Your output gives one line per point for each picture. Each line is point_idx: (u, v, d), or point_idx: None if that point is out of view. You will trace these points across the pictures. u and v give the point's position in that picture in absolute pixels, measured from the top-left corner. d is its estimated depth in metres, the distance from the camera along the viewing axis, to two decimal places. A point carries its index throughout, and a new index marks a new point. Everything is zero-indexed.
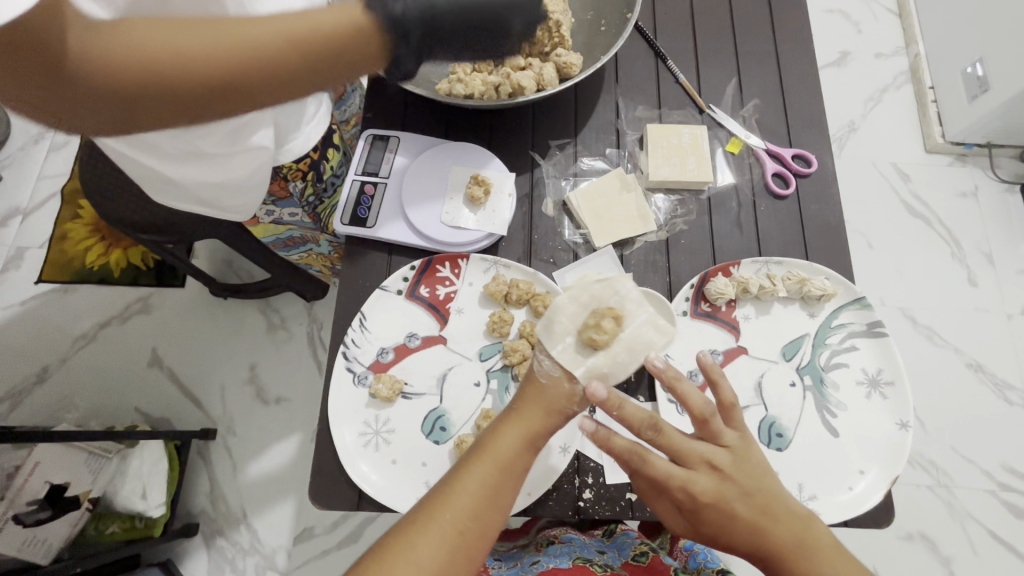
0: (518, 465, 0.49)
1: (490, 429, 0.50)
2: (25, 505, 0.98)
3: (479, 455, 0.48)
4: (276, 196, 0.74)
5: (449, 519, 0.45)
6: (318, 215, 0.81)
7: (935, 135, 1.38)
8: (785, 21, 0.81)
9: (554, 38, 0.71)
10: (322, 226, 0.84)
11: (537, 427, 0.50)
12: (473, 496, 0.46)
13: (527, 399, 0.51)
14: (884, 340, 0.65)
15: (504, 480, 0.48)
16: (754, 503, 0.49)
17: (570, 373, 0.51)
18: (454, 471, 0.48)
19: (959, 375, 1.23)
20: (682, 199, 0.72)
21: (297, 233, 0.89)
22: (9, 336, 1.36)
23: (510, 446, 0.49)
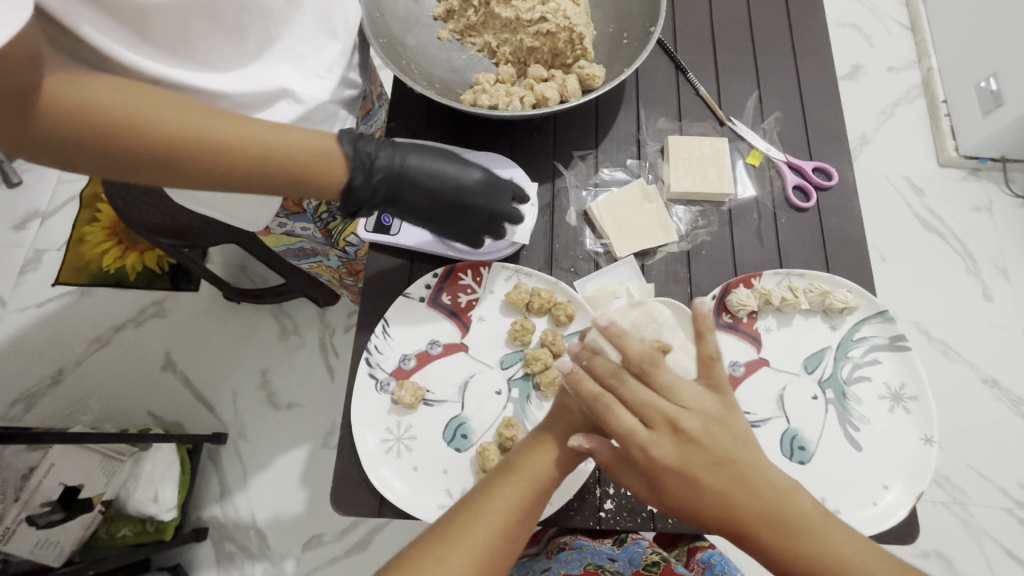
0: (548, 487, 0.49)
1: (522, 450, 0.51)
2: (40, 505, 0.99)
3: (510, 473, 0.49)
4: (287, 211, 0.74)
5: (479, 536, 0.45)
6: (330, 232, 0.78)
7: (949, 149, 1.38)
8: (803, 35, 0.82)
9: (576, 50, 0.72)
10: (333, 243, 0.81)
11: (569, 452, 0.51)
12: (504, 515, 0.46)
13: (560, 423, 0.52)
14: (908, 354, 0.65)
15: (533, 502, 0.48)
16: (714, 464, 0.46)
17: None
18: (485, 489, 0.48)
19: (975, 390, 1.22)
20: (703, 210, 0.73)
21: (308, 246, 0.86)
22: (25, 338, 1.37)
23: (543, 468, 0.49)
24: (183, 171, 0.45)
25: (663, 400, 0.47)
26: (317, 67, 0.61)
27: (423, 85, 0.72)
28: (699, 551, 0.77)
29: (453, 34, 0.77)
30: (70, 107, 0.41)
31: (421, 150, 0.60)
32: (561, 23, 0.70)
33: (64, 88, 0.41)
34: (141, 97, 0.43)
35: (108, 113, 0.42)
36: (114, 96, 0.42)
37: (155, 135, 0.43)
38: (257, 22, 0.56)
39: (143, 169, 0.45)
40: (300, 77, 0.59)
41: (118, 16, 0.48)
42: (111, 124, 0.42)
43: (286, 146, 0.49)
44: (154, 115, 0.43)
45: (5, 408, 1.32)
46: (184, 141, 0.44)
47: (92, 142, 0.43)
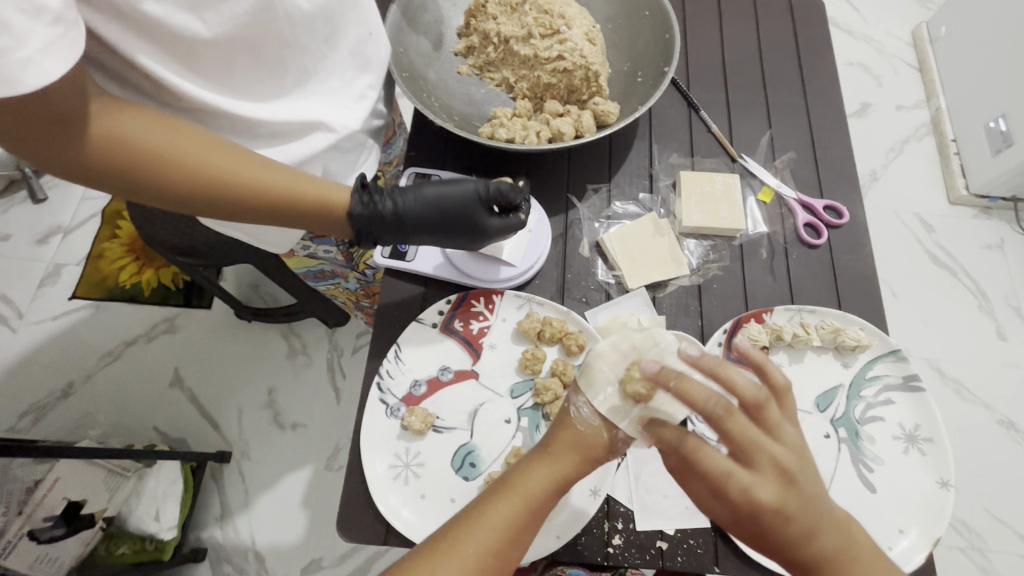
0: (543, 508, 0.49)
1: (520, 466, 0.50)
2: (42, 520, 0.99)
3: (507, 490, 0.48)
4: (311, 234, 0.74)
5: (471, 552, 0.44)
6: (351, 255, 0.79)
7: (959, 188, 1.39)
8: (813, 76, 0.84)
9: (592, 87, 0.74)
10: (353, 265, 0.82)
11: (567, 473, 0.50)
12: (496, 534, 0.46)
13: (561, 445, 0.51)
14: (922, 395, 0.64)
15: (528, 522, 0.47)
16: (811, 504, 0.44)
17: (609, 424, 0.51)
18: (482, 500, 0.48)
19: (990, 432, 1.20)
20: (715, 244, 0.73)
21: (327, 269, 0.86)
22: (39, 350, 1.39)
23: (539, 486, 0.48)
24: (220, 200, 0.49)
25: (766, 441, 0.45)
26: (345, 97, 0.63)
27: (442, 116, 0.74)
28: None
29: (473, 69, 0.80)
30: (112, 137, 0.43)
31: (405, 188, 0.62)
32: (578, 62, 0.73)
33: (109, 118, 0.43)
34: (175, 132, 0.46)
35: (145, 144, 0.44)
36: (149, 130, 0.45)
37: (188, 166, 0.46)
38: (294, 56, 0.58)
39: (170, 195, 0.47)
40: (332, 108, 0.62)
41: (167, 49, 0.50)
42: (157, 155, 0.45)
43: (304, 186, 0.53)
44: (187, 149, 0.46)
45: (13, 419, 1.33)
46: (217, 172, 0.47)
47: (123, 169, 0.44)
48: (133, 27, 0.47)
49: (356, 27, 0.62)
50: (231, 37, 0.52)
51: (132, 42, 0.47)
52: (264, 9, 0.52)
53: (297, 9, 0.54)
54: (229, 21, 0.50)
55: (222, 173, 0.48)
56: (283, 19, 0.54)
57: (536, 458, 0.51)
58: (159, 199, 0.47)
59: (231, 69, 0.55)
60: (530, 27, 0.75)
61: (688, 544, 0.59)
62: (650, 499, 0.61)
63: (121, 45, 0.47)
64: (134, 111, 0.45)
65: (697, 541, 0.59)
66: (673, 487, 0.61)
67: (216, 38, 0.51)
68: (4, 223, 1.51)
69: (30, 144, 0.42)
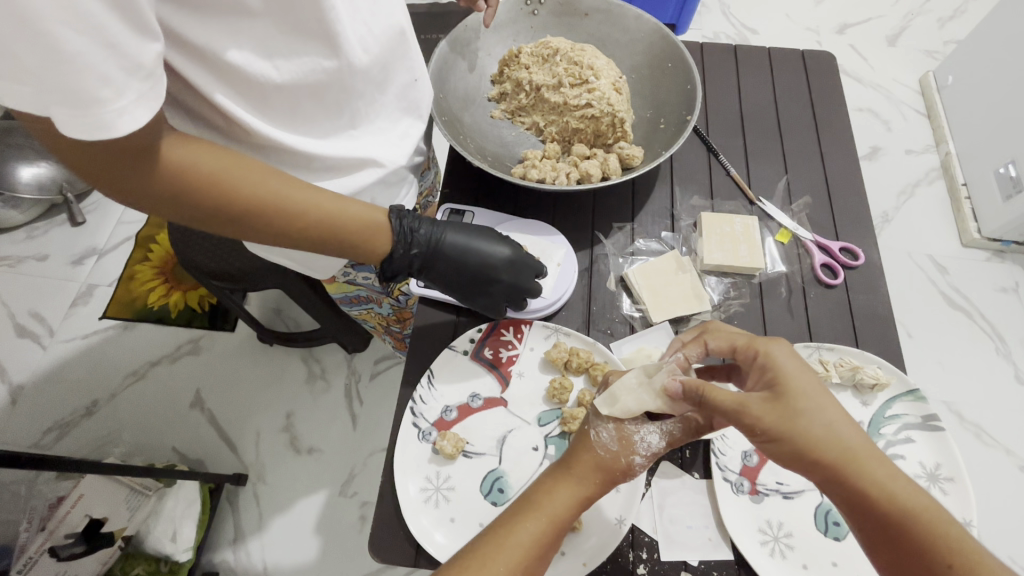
0: (567, 524, 0.51)
1: (542, 486, 0.53)
2: (63, 537, 0.99)
3: (532, 510, 0.50)
4: (353, 261, 0.78)
5: (504, 568, 0.47)
6: (387, 281, 0.83)
7: (971, 231, 1.41)
8: (827, 125, 0.89)
9: (617, 133, 0.80)
10: (389, 291, 0.86)
11: (589, 494, 0.52)
12: (525, 551, 0.48)
13: (579, 466, 0.53)
14: (942, 434, 0.65)
15: (553, 538, 0.50)
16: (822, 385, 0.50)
17: (626, 449, 0.54)
18: (509, 521, 0.50)
19: (1013, 478, 1.19)
20: (735, 282, 0.77)
21: (362, 294, 0.90)
22: (68, 368, 1.43)
23: (563, 505, 0.51)
24: (274, 230, 0.51)
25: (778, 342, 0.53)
26: (391, 136, 0.65)
27: (477, 156, 0.79)
28: None
29: (505, 113, 0.86)
30: (179, 167, 0.45)
31: (454, 229, 0.67)
32: (605, 109, 0.78)
33: (170, 147, 0.45)
34: (234, 164, 0.48)
35: (208, 176, 0.46)
36: (212, 161, 0.47)
37: (241, 197, 0.48)
38: (351, 102, 0.59)
39: (222, 223, 0.49)
40: (381, 146, 0.64)
41: (241, 90, 0.53)
42: (218, 186, 0.47)
43: (345, 219, 0.55)
44: (243, 180, 0.48)
45: (37, 436, 1.36)
46: (273, 205, 0.50)
47: (185, 198, 0.46)
48: (212, 70, 0.51)
49: (403, 74, 0.63)
50: (300, 84, 0.55)
51: (210, 83, 0.51)
52: (330, 59, 0.55)
53: (358, 59, 0.56)
54: (298, 69, 0.54)
55: (272, 205, 0.50)
56: (343, 69, 0.56)
57: (559, 477, 0.53)
58: (211, 224, 0.49)
59: (296, 110, 0.57)
60: (560, 76, 0.81)
61: None
62: (673, 530, 0.62)
63: (202, 85, 0.51)
64: (200, 144, 0.47)
65: (720, 573, 0.60)
66: (696, 519, 0.63)
67: (284, 83, 0.54)
68: (43, 244, 1.58)
69: (101, 168, 0.44)
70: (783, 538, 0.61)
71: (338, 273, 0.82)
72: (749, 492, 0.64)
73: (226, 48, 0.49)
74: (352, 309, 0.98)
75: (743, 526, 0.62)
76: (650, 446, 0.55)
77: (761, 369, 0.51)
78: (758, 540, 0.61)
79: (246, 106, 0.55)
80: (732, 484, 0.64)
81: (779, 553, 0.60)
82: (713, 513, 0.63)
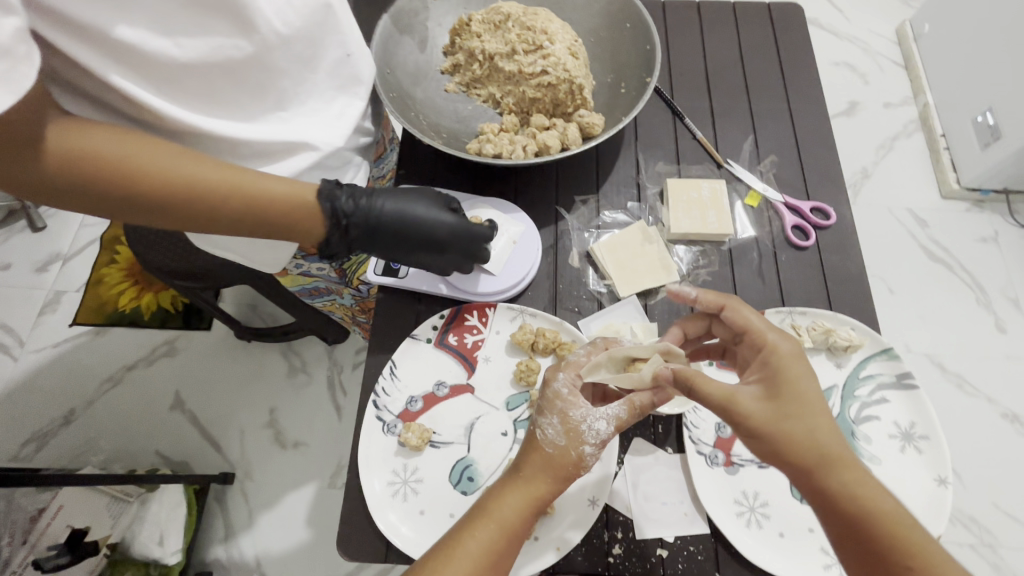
0: (520, 529, 0.49)
1: (493, 491, 0.51)
2: (46, 549, 0.98)
3: (481, 517, 0.49)
4: (303, 251, 0.74)
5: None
6: (345, 270, 0.80)
7: (950, 181, 1.40)
8: (795, 80, 0.85)
9: (576, 100, 0.76)
10: (347, 281, 0.82)
11: (541, 493, 0.50)
12: (478, 559, 0.47)
13: (532, 467, 0.51)
14: (916, 392, 0.64)
15: (504, 546, 0.48)
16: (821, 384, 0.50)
17: (575, 443, 0.52)
18: (460, 527, 0.49)
19: (995, 425, 1.20)
20: (704, 250, 0.74)
21: (322, 285, 0.86)
22: (38, 378, 1.36)
23: (512, 510, 0.49)
24: (188, 215, 0.47)
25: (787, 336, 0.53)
26: (327, 117, 0.61)
27: (430, 134, 0.75)
28: None
29: (460, 86, 0.81)
30: (72, 155, 0.42)
31: (387, 197, 0.61)
32: (562, 75, 0.74)
33: (57, 136, 0.42)
34: (138, 144, 0.45)
35: (104, 159, 0.43)
36: (112, 143, 0.44)
37: (139, 177, 0.44)
38: (274, 81, 0.56)
39: (127, 209, 0.45)
40: (318, 126, 0.60)
41: (142, 71, 0.49)
42: (118, 172, 0.43)
43: (263, 198, 0.49)
44: (146, 163, 0.44)
45: (15, 448, 1.30)
46: (181, 189, 0.45)
47: (77, 184, 0.43)
48: (106, 50, 0.47)
49: (335, 49, 0.60)
50: (208, 63, 0.51)
51: (104, 64, 0.47)
52: (241, 37, 0.51)
53: (273, 31, 0.53)
54: (203, 46, 0.50)
55: (172, 184, 0.45)
56: (258, 43, 0.52)
57: (511, 479, 0.51)
58: (120, 214, 0.46)
59: (212, 91, 0.53)
60: (513, 43, 0.76)
61: (688, 551, 0.59)
62: (648, 507, 0.61)
63: (93, 66, 0.46)
64: (95, 129, 0.44)
65: (696, 547, 0.60)
66: (671, 494, 0.62)
67: (190, 60, 0.50)
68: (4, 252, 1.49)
69: None
70: (759, 508, 0.61)
71: (291, 265, 0.79)
72: (724, 464, 0.62)
73: (115, 24, 0.46)
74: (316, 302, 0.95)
75: (717, 499, 0.61)
76: (598, 433, 0.53)
77: (764, 362, 0.52)
78: (733, 512, 0.60)
79: (155, 91, 0.51)
80: (706, 457, 0.62)
81: (755, 524, 0.60)
82: (688, 487, 0.62)
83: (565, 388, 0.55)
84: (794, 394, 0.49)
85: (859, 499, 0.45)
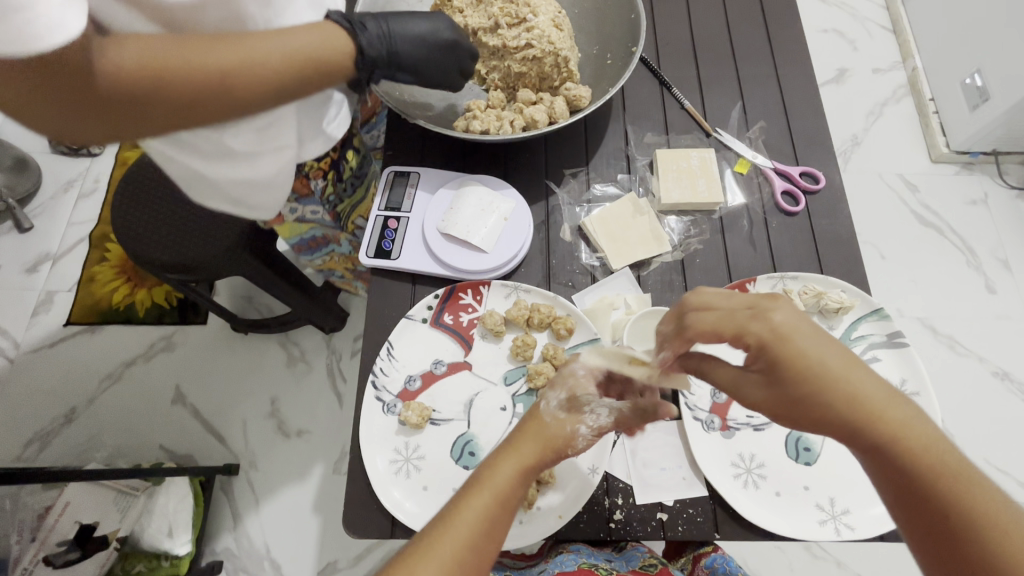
0: (514, 498, 0.47)
1: (487, 460, 0.48)
2: (55, 545, 0.95)
3: (476, 484, 0.46)
4: (298, 195, 0.74)
5: (450, 551, 0.42)
6: (338, 213, 0.82)
7: (940, 145, 1.40)
8: (782, 45, 0.85)
9: (563, 73, 0.75)
10: (342, 224, 0.85)
11: (530, 461, 0.48)
12: (471, 531, 0.44)
13: (528, 434, 0.49)
14: (906, 350, 0.65)
15: (498, 516, 0.46)
16: (826, 350, 0.43)
17: (574, 418, 0.51)
18: (454, 501, 0.46)
19: (986, 383, 1.22)
20: (695, 219, 0.74)
21: (319, 235, 0.87)
22: (36, 379, 1.35)
23: (507, 479, 0.47)
24: (238, 97, 0.44)
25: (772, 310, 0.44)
26: None
27: (417, 113, 0.75)
28: (703, 557, 0.84)
29: None
30: (120, 72, 0.41)
31: (392, 23, 0.58)
32: (546, 48, 0.72)
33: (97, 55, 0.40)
34: (172, 42, 0.42)
35: (152, 64, 0.41)
36: (152, 47, 0.41)
37: (179, 77, 0.42)
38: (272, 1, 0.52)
39: (178, 112, 0.44)
40: None
41: (137, 4, 0.46)
42: (165, 74, 0.41)
43: (288, 47, 0.46)
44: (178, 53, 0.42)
45: (19, 449, 1.30)
46: (223, 73, 0.43)
47: (135, 96, 0.42)
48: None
49: None
50: (205, 21, 0.50)
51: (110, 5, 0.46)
52: None
53: None
54: None
55: (207, 77, 0.42)
56: None
57: (506, 447, 0.49)
58: (180, 118, 0.44)
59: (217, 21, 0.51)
60: (496, 16, 0.74)
61: (688, 513, 0.61)
62: (647, 473, 0.62)
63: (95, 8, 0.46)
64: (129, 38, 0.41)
65: (696, 510, 0.61)
66: (669, 460, 0.63)
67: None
68: None
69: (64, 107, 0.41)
70: (755, 469, 0.62)
71: (285, 213, 0.78)
72: (720, 428, 0.64)
73: None
74: (315, 257, 0.96)
75: (714, 462, 0.62)
76: (599, 420, 0.52)
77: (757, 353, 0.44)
78: (730, 474, 0.62)
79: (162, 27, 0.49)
80: (702, 422, 0.64)
81: (752, 485, 0.61)
82: (686, 453, 0.63)
83: (581, 370, 0.54)
84: (801, 372, 0.42)
85: (908, 463, 0.41)
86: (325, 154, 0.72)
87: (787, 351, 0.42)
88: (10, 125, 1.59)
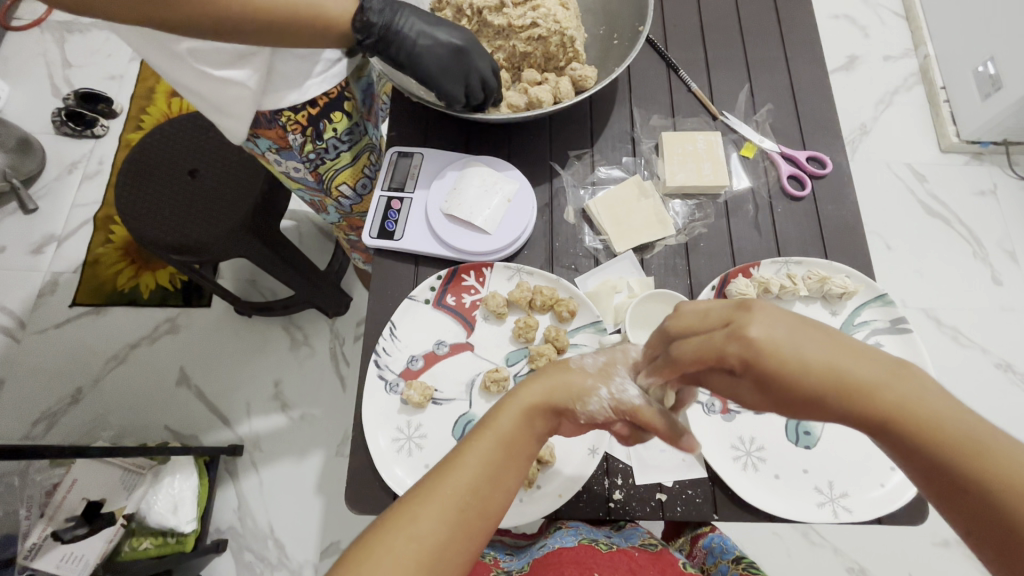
0: (520, 441, 0.47)
1: (494, 406, 0.49)
2: (63, 521, 0.98)
3: (482, 428, 0.47)
4: (276, 144, 0.70)
5: (450, 491, 0.44)
6: (320, 174, 0.76)
7: (949, 135, 1.38)
8: (793, 28, 0.83)
9: (569, 53, 0.74)
10: (325, 186, 0.79)
11: (538, 402, 0.48)
12: (473, 473, 0.45)
13: (540, 378, 0.50)
14: (909, 336, 0.65)
15: (505, 459, 0.46)
16: (816, 356, 0.37)
17: (595, 379, 0.49)
18: (457, 447, 0.47)
19: (990, 376, 1.22)
20: (700, 203, 0.74)
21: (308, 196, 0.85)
22: (44, 359, 1.36)
23: (511, 422, 0.47)
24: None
25: (735, 338, 0.38)
26: None
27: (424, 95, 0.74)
28: (701, 537, 0.85)
29: None
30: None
31: (417, 14, 0.61)
32: (552, 27, 0.71)
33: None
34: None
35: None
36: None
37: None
38: None
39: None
40: None
41: None
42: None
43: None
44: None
45: (26, 427, 1.31)
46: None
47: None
48: None
49: None
50: None
51: None
52: None
53: None
54: None
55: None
56: None
57: (515, 391, 0.50)
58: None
59: None
60: None
61: (687, 494, 0.61)
62: (648, 455, 0.62)
63: None
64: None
65: (694, 491, 0.61)
66: (669, 442, 0.63)
67: None
68: None
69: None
70: (754, 452, 0.62)
71: (270, 159, 0.75)
72: (721, 411, 0.64)
73: None
74: None
75: (713, 444, 0.62)
76: (622, 393, 0.48)
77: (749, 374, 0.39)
78: (730, 456, 0.62)
79: None
80: (703, 405, 0.64)
81: (751, 467, 0.61)
82: None
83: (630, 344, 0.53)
84: (795, 389, 0.38)
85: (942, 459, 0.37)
86: (299, 106, 0.65)
87: (776, 365, 0.37)
88: (13, 107, 1.58)
